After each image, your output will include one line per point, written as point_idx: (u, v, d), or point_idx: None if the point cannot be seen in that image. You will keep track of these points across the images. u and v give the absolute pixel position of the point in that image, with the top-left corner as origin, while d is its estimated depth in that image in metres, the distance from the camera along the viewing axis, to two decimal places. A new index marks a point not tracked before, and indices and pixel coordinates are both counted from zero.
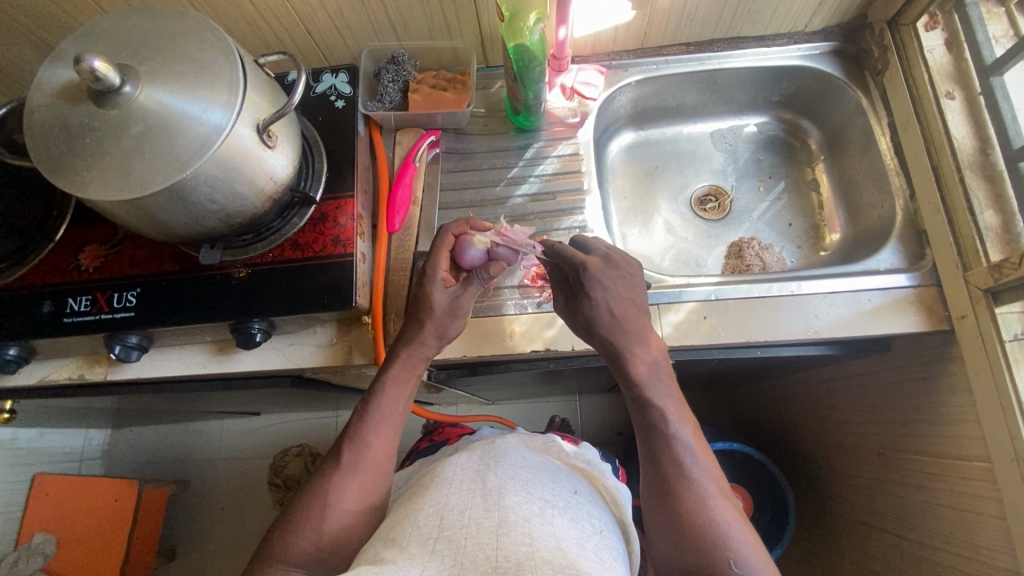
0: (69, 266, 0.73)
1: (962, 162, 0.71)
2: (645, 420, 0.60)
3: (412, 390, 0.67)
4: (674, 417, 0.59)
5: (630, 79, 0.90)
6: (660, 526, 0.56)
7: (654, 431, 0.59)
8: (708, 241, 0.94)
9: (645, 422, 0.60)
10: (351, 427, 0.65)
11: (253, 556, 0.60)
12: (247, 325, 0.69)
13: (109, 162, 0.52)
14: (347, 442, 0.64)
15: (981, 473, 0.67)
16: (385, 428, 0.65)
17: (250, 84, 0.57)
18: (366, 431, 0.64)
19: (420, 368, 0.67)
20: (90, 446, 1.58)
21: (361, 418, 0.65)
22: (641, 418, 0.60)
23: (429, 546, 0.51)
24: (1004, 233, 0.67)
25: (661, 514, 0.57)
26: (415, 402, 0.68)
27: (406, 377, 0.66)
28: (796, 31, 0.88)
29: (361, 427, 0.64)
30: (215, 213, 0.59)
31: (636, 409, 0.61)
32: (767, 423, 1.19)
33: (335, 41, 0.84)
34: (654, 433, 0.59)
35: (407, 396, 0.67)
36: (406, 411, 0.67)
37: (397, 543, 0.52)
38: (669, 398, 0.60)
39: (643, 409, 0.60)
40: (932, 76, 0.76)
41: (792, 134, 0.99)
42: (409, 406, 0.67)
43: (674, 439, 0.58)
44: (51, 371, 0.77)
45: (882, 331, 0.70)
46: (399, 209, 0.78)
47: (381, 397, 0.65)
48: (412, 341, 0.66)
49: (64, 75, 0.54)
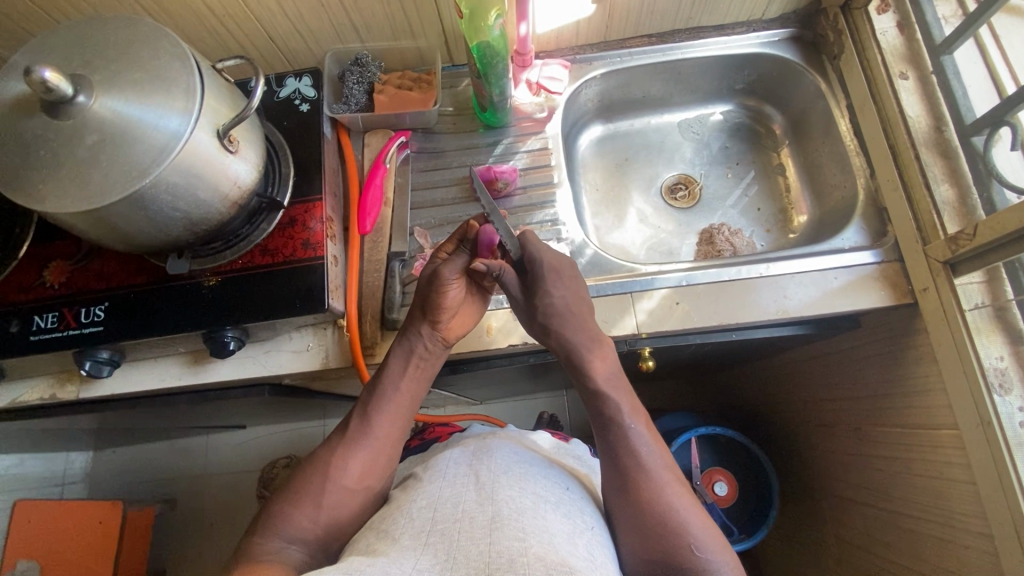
0: (34, 284, 0.71)
1: (918, 140, 0.73)
2: (602, 416, 0.63)
3: (421, 372, 0.68)
4: (627, 410, 0.62)
5: (594, 73, 0.91)
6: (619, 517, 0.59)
7: (609, 426, 0.62)
8: (680, 230, 0.95)
9: (603, 421, 0.62)
10: (361, 403, 0.67)
11: (251, 524, 0.61)
12: (220, 334, 0.68)
13: (65, 174, 0.51)
14: (354, 417, 0.66)
15: (951, 440, 0.69)
16: (393, 411, 0.66)
17: (208, 89, 0.57)
18: (372, 409, 0.65)
19: (428, 355, 0.68)
20: (71, 470, 1.55)
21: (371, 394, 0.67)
22: (597, 416, 0.63)
23: (421, 538, 0.51)
24: (961, 207, 0.69)
25: (625, 506, 0.58)
26: (423, 381, 0.68)
27: (415, 360, 0.67)
28: (755, 19, 0.89)
29: (368, 404, 0.66)
30: (178, 221, 0.59)
31: (591, 406, 0.64)
32: (747, 407, 1.21)
33: (297, 46, 0.84)
34: (611, 426, 0.62)
35: (415, 376, 0.67)
36: (416, 395, 0.68)
37: (389, 535, 0.53)
38: (621, 392, 0.63)
39: (596, 405, 0.63)
40: (885, 58, 0.78)
41: (757, 121, 1.00)
42: (420, 388, 0.68)
43: (632, 429, 0.61)
44: (21, 392, 0.76)
45: (850, 307, 0.72)
46: (370, 211, 0.79)
47: (392, 379, 0.66)
48: (421, 328, 0.67)
49: (15, 88, 0.53)
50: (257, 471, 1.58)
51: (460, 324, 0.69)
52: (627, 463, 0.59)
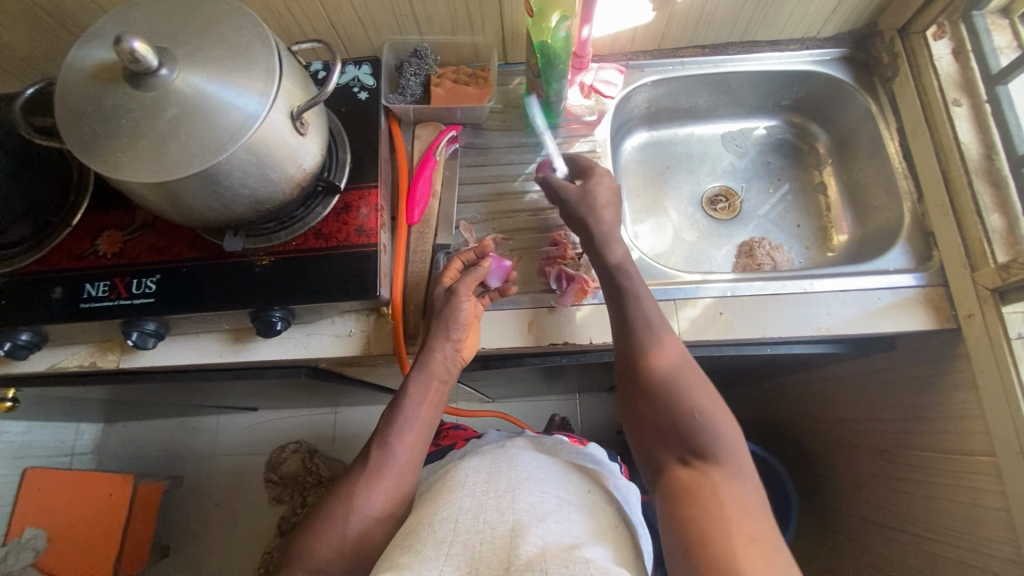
0: (86, 252, 0.72)
1: (970, 167, 0.73)
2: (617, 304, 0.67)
3: (437, 397, 0.68)
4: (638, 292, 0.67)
5: (646, 79, 0.91)
6: (646, 464, 0.60)
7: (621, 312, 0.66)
8: (719, 241, 0.96)
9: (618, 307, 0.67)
10: (378, 432, 0.66)
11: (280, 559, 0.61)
12: (268, 314, 0.69)
13: (141, 146, 0.52)
14: (371, 447, 0.66)
15: (985, 466, 0.69)
16: (411, 438, 0.65)
17: (286, 71, 0.57)
18: (389, 436, 0.65)
19: (443, 374, 0.68)
20: (82, 441, 1.55)
21: (388, 422, 0.66)
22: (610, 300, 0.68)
23: (444, 548, 0.51)
24: (1010, 236, 0.70)
25: (643, 429, 0.60)
26: (439, 403, 0.68)
27: (434, 385, 0.68)
28: (808, 37, 0.90)
29: (385, 431, 0.66)
30: (244, 199, 0.59)
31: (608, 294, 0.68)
32: (768, 422, 1.21)
33: (356, 33, 0.85)
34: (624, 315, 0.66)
35: (431, 398, 0.67)
36: (433, 419, 0.68)
37: (413, 549, 0.52)
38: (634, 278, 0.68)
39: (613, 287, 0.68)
40: (941, 84, 0.78)
41: (801, 138, 1.01)
42: (436, 413, 0.68)
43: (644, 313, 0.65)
44: (62, 358, 0.76)
45: (892, 329, 0.72)
46: (419, 202, 0.79)
47: (411, 406, 0.66)
48: (440, 352, 0.68)
49: (99, 57, 0.54)
50: (268, 454, 1.59)
51: (471, 345, 0.72)
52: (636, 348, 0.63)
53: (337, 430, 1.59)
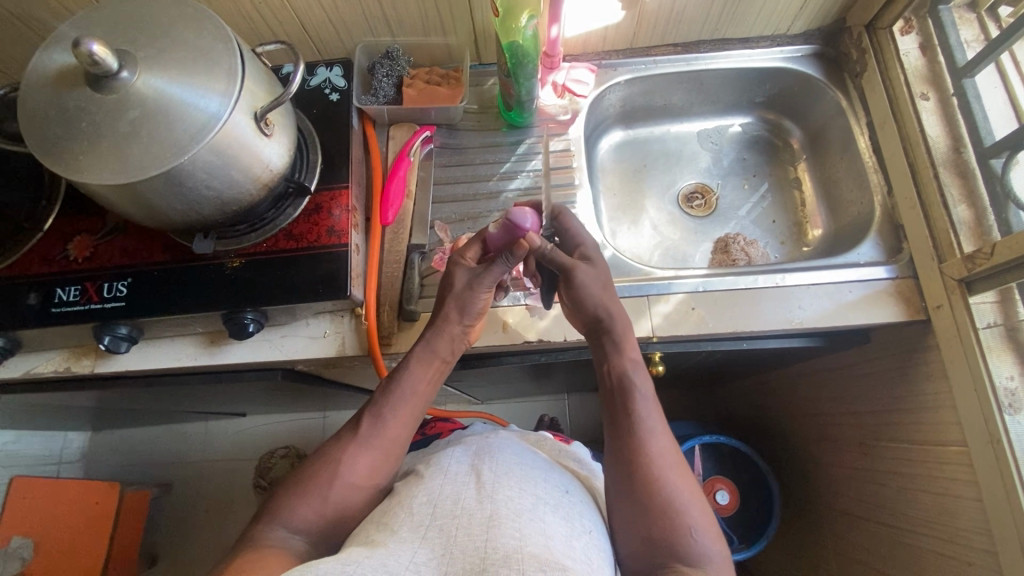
0: (58, 257, 0.72)
1: (937, 159, 0.74)
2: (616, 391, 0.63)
3: (437, 376, 0.67)
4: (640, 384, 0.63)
5: (619, 78, 0.92)
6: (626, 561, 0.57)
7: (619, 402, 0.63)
8: (695, 237, 0.96)
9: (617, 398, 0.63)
10: (373, 400, 0.65)
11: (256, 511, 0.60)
12: (240, 316, 0.69)
13: (104, 147, 0.52)
14: (366, 415, 0.64)
15: (958, 457, 0.70)
16: (407, 411, 0.65)
17: (249, 72, 0.58)
18: (387, 404, 0.64)
19: (447, 353, 0.68)
20: (69, 449, 1.54)
21: (385, 391, 0.65)
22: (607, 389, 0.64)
23: (420, 532, 0.52)
24: (977, 227, 0.70)
25: (629, 528, 0.58)
26: (438, 385, 0.68)
27: (436, 364, 0.67)
28: (779, 34, 0.91)
29: (384, 403, 0.64)
30: (210, 200, 0.59)
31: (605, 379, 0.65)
32: (752, 419, 1.22)
33: (329, 36, 0.85)
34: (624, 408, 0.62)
35: (431, 378, 0.67)
36: (429, 397, 0.67)
37: (388, 528, 0.53)
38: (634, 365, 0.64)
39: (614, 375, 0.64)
40: (908, 78, 0.79)
41: (776, 134, 1.01)
42: (432, 392, 0.68)
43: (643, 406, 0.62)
44: (36, 364, 0.76)
45: (863, 321, 0.73)
46: (393, 202, 0.79)
47: (413, 380, 0.66)
48: (447, 332, 0.68)
49: (61, 61, 0.54)
50: (256, 459, 1.58)
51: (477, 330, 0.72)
52: (634, 442, 0.60)
53: (325, 434, 1.59)
